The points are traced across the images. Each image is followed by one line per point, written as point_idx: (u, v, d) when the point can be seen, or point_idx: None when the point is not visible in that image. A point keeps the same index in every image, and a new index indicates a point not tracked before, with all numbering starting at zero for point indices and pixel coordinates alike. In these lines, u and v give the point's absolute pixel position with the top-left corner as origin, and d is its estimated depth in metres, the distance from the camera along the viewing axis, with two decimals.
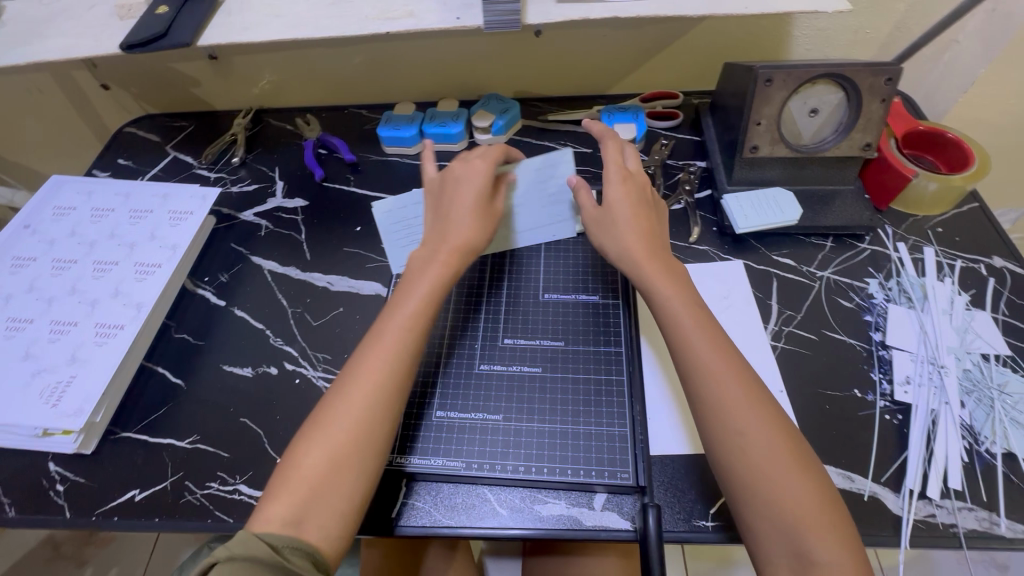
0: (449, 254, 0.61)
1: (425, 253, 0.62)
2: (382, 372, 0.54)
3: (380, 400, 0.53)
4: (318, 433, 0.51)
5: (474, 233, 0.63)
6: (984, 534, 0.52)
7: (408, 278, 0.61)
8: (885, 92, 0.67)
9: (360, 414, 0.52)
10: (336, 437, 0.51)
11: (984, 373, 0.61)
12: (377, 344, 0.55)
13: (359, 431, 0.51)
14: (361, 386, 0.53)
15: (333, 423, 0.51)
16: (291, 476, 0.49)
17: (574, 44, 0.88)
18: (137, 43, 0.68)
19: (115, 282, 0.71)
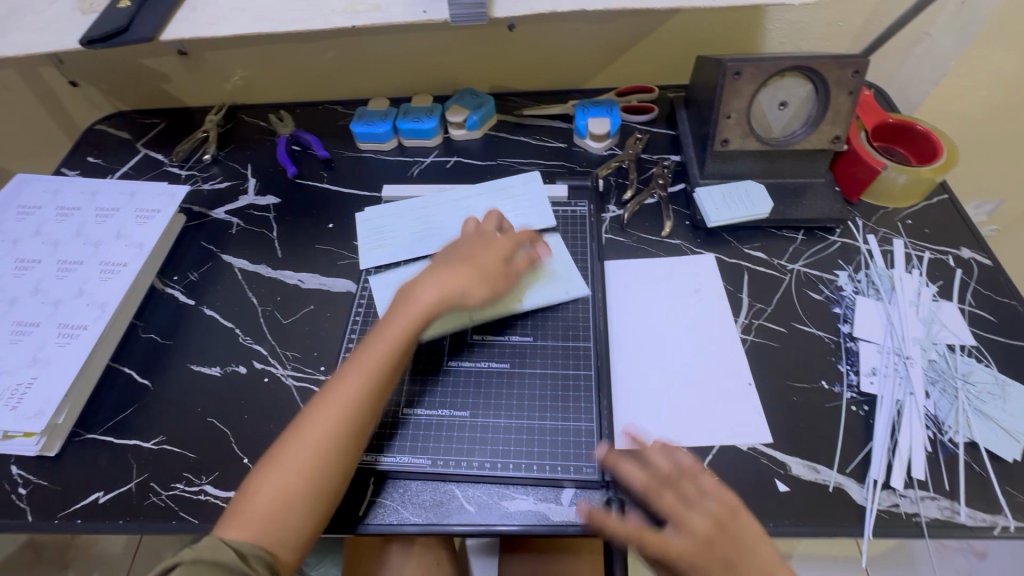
0: (432, 300, 0.61)
1: (412, 289, 0.63)
2: (347, 410, 0.54)
3: (341, 439, 0.53)
4: (279, 456, 0.52)
5: (465, 284, 0.62)
6: (946, 523, 0.53)
7: (390, 314, 0.61)
8: (853, 85, 0.67)
9: (318, 446, 0.52)
10: (293, 464, 0.52)
11: (949, 363, 0.61)
12: (349, 380, 0.56)
13: (316, 463, 0.52)
14: (323, 419, 0.53)
15: (292, 450, 0.52)
16: (250, 498, 0.51)
17: (548, 38, 0.88)
18: (99, 38, 0.67)
19: (79, 282, 0.69)
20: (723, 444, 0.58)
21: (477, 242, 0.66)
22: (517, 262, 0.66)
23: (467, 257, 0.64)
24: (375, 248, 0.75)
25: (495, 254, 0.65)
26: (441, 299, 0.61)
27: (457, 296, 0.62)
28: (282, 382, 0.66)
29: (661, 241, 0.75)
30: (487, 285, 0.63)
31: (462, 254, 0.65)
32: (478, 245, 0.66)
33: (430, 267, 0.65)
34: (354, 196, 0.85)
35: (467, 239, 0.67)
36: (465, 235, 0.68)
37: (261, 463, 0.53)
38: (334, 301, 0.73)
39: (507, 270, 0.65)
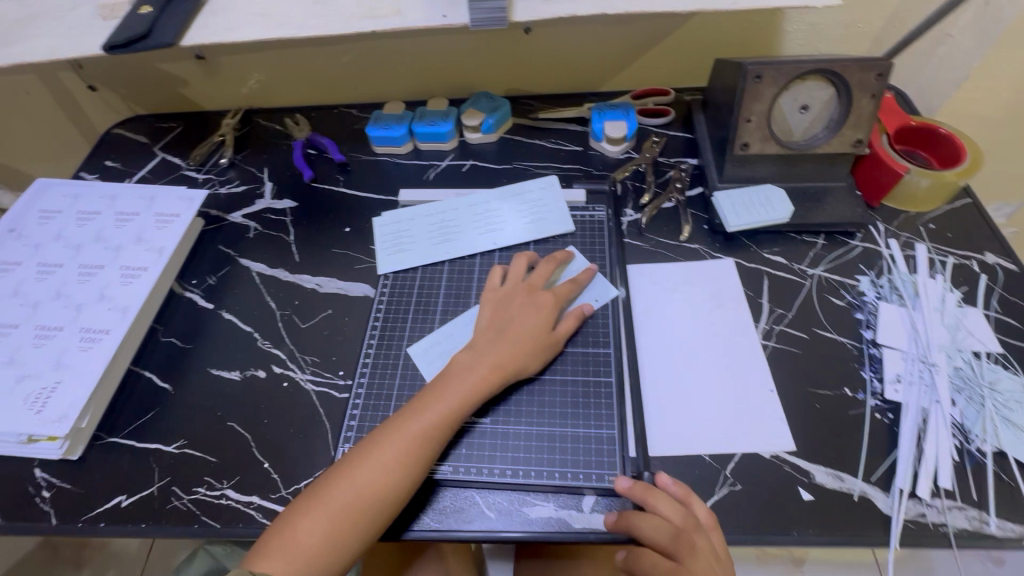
0: (493, 370, 0.59)
1: (471, 354, 0.60)
2: (395, 469, 0.53)
3: (385, 499, 0.52)
4: (320, 502, 0.51)
5: (524, 358, 0.60)
6: (974, 533, 0.52)
7: (449, 374, 0.59)
8: (876, 88, 0.66)
9: (362, 504, 0.51)
10: (334, 514, 0.51)
11: (975, 371, 0.60)
12: (401, 437, 0.54)
13: (357, 518, 0.51)
14: (370, 474, 0.52)
15: (334, 500, 0.51)
16: (286, 539, 0.50)
17: (564, 41, 0.88)
18: (120, 44, 0.67)
19: (101, 286, 0.70)
20: (745, 451, 0.58)
21: (537, 305, 0.64)
22: (566, 324, 0.64)
23: (526, 324, 0.62)
24: (395, 253, 0.76)
25: (548, 322, 0.63)
26: (500, 374, 0.59)
27: (515, 370, 0.60)
28: (301, 386, 0.67)
29: (680, 246, 0.75)
30: (539, 358, 0.61)
31: (521, 319, 0.62)
32: (537, 310, 0.63)
33: (487, 329, 0.63)
34: (370, 200, 0.85)
35: (520, 296, 0.65)
36: (515, 287, 0.66)
37: (300, 505, 0.52)
38: (352, 306, 0.73)
39: (557, 339, 0.63)
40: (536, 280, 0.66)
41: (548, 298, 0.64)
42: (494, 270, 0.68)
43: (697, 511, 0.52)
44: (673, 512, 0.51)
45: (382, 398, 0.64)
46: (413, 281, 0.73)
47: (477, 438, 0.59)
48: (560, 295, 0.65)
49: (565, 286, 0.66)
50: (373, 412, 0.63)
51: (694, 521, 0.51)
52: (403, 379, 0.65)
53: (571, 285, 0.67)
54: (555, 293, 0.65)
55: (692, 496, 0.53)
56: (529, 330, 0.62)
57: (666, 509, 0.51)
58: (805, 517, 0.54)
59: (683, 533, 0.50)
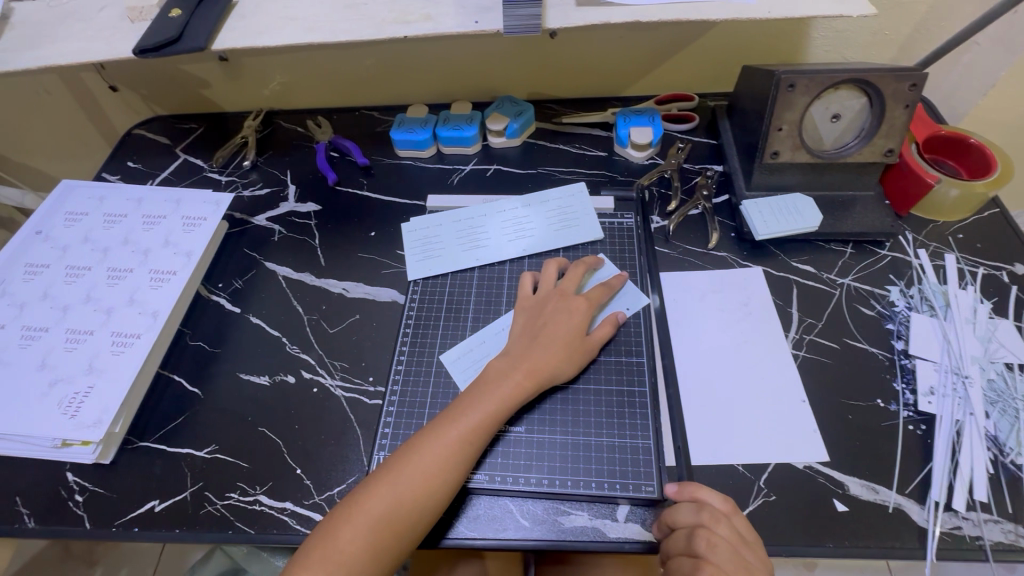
0: (528, 377, 0.59)
1: (505, 361, 0.60)
2: (434, 476, 0.53)
3: (425, 507, 0.52)
4: (360, 510, 0.51)
5: (559, 364, 0.60)
6: (1010, 547, 0.52)
7: (484, 381, 0.59)
8: (909, 98, 0.66)
9: (402, 512, 0.51)
10: (375, 522, 0.51)
11: (1009, 383, 0.60)
12: (439, 443, 0.54)
13: (398, 526, 0.51)
14: (410, 482, 0.52)
15: (374, 507, 0.51)
16: (326, 547, 0.50)
17: (589, 45, 0.87)
18: (151, 48, 0.67)
19: (130, 290, 0.70)
20: (778, 462, 0.58)
21: (570, 311, 0.64)
22: (600, 329, 0.64)
23: (560, 330, 0.62)
24: (423, 259, 0.76)
25: (582, 327, 0.63)
26: (535, 381, 0.59)
27: (550, 376, 0.60)
28: (331, 392, 0.67)
29: (707, 253, 0.75)
30: (574, 364, 0.61)
31: (555, 325, 0.62)
32: (571, 316, 0.63)
33: (521, 336, 0.63)
34: (395, 204, 0.85)
35: (552, 302, 0.65)
36: (547, 293, 0.66)
37: (339, 512, 0.52)
38: (380, 311, 0.73)
39: (591, 344, 0.63)
40: (567, 285, 0.67)
41: (581, 303, 0.65)
42: (525, 276, 0.69)
43: (710, 500, 0.52)
44: (690, 514, 0.51)
45: (415, 407, 0.64)
46: (441, 288, 0.73)
47: (511, 446, 0.59)
48: (593, 300, 0.65)
49: (598, 291, 0.66)
50: (407, 420, 0.63)
51: (709, 511, 0.51)
52: (436, 388, 0.65)
53: (604, 289, 0.67)
54: (588, 298, 0.65)
55: (702, 488, 0.53)
56: (562, 332, 0.62)
57: (684, 515, 0.51)
58: (840, 529, 0.54)
59: (703, 528, 0.50)
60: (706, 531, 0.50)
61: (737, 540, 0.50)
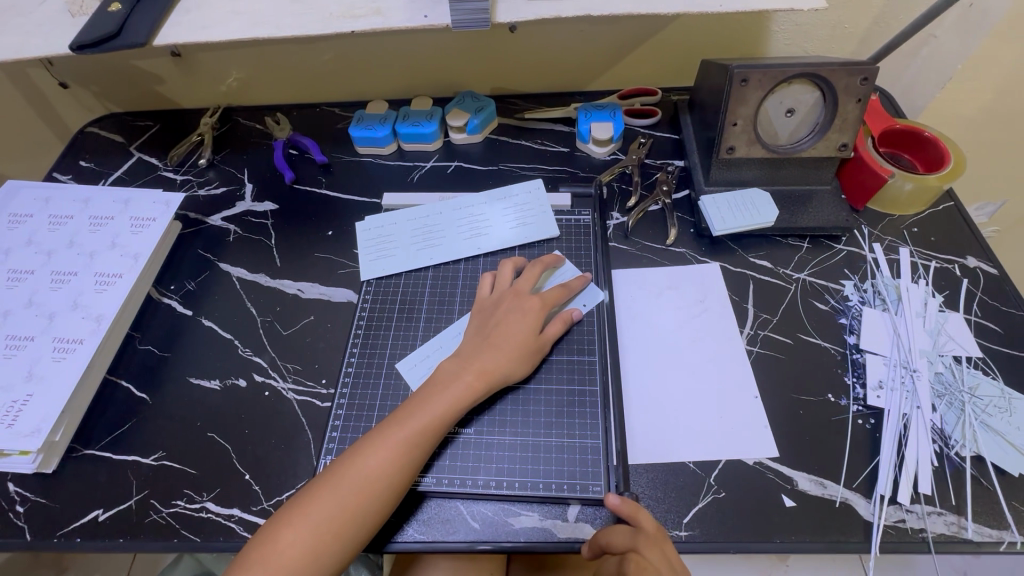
0: (478, 378, 0.58)
1: (456, 362, 0.60)
2: (379, 479, 0.52)
3: (369, 510, 0.51)
4: (302, 515, 0.50)
5: (509, 364, 0.60)
6: (952, 538, 0.53)
7: (434, 383, 0.58)
8: (861, 92, 0.66)
9: (345, 516, 0.50)
10: (317, 526, 0.50)
11: (956, 376, 0.61)
12: (385, 446, 0.53)
13: (340, 531, 0.50)
14: (354, 486, 0.51)
15: (317, 512, 0.50)
16: (266, 553, 0.49)
17: (549, 39, 0.86)
18: (89, 44, 0.65)
19: (74, 294, 0.68)
20: (728, 459, 0.58)
21: (523, 311, 0.63)
22: (553, 326, 0.64)
23: (512, 330, 0.61)
24: (377, 259, 0.75)
25: (535, 327, 0.62)
26: (486, 381, 0.58)
27: (501, 377, 0.59)
28: (283, 396, 0.65)
29: (666, 250, 0.74)
30: (526, 364, 0.61)
31: (507, 325, 0.62)
32: (524, 316, 0.62)
33: (473, 337, 0.62)
34: (354, 203, 0.83)
35: (506, 302, 0.64)
36: (502, 293, 0.65)
37: (281, 517, 0.51)
38: (335, 312, 0.72)
39: (544, 342, 0.62)
40: (523, 285, 0.66)
41: (535, 302, 0.64)
42: (483, 277, 0.68)
43: (646, 523, 0.50)
44: (625, 539, 0.49)
45: (364, 409, 0.63)
46: (396, 288, 0.72)
47: (461, 448, 0.58)
48: (548, 300, 0.65)
49: (553, 291, 0.66)
50: (356, 422, 0.62)
51: (644, 537, 0.49)
52: (386, 390, 0.64)
53: (562, 290, 0.66)
54: (542, 298, 0.65)
55: (640, 510, 0.51)
56: (516, 334, 0.61)
57: (618, 539, 0.50)
58: (787, 526, 0.54)
59: (634, 553, 0.48)
60: (637, 555, 0.48)
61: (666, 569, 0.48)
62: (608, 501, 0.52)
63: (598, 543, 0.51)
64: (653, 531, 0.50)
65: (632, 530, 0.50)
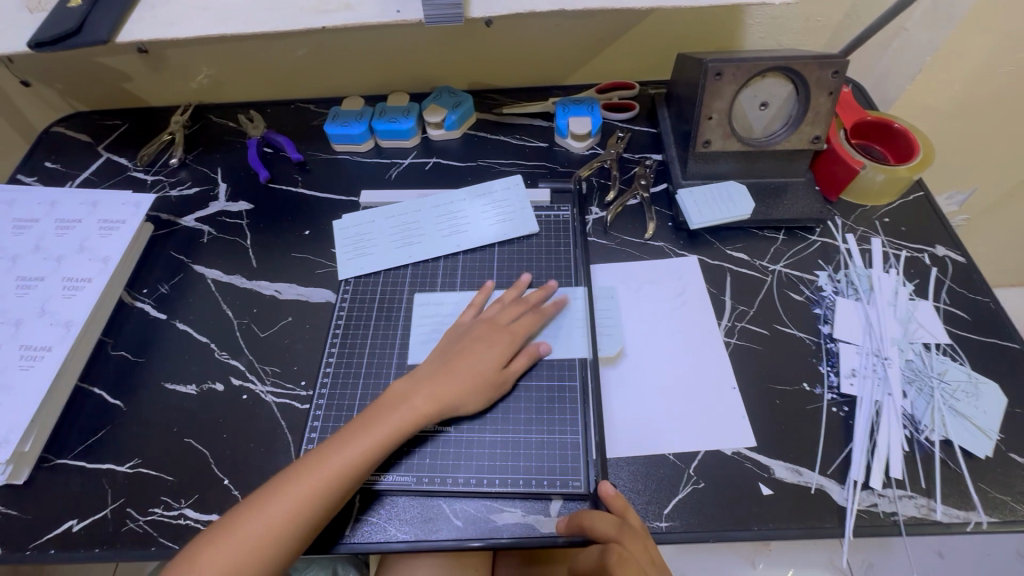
0: (430, 403, 0.57)
1: (412, 383, 0.59)
2: (330, 480, 0.52)
3: (315, 509, 0.51)
4: (253, 509, 0.51)
5: (462, 393, 0.58)
6: (922, 520, 0.54)
7: (397, 393, 0.58)
8: (833, 84, 0.66)
9: (291, 513, 0.50)
10: (264, 521, 0.50)
11: (925, 362, 0.62)
12: (343, 451, 0.53)
13: (284, 529, 0.50)
14: (305, 484, 0.52)
15: (266, 507, 0.51)
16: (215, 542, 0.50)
17: (526, 33, 0.85)
18: (48, 41, 0.63)
19: (41, 300, 0.66)
20: (707, 450, 0.59)
21: (490, 343, 0.61)
22: (517, 361, 0.61)
23: (495, 340, 0.62)
24: (355, 258, 0.74)
25: (518, 339, 0.62)
26: (436, 407, 0.57)
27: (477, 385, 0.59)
28: (262, 399, 0.65)
29: (645, 244, 0.75)
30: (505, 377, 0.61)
31: (469, 355, 0.60)
32: (490, 347, 0.61)
33: (434, 361, 0.61)
34: (331, 201, 0.82)
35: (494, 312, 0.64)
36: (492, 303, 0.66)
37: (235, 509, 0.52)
38: (313, 312, 0.71)
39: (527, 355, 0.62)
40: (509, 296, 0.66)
41: (504, 335, 0.62)
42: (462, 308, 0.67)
43: (632, 521, 0.51)
44: (610, 527, 0.50)
45: (343, 410, 0.62)
46: (375, 287, 0.72)
47: (439, 447, 0.59)
48: (518, 333, 0.63)
49: (527, 321, 0.64)
50: (335, 423, 0.61)
51: (629, 530, 0.50)
52: (366, 391, 0.64)
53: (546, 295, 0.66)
54: (513, 330, 0.63)
55: (629, 508, 0.52)
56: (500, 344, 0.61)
57: (603, 525, 0.50)
58: (764, 514, 0.55)
59: (616, 544, 0.49)
60: (618, 547, 0.49)
61: (648, 563, 0.49)
62: (601, 487, 0.54)
63: (579, 520, 0.52)
64: (637, 529, 0.51)
65: (617, 520, 0.51)
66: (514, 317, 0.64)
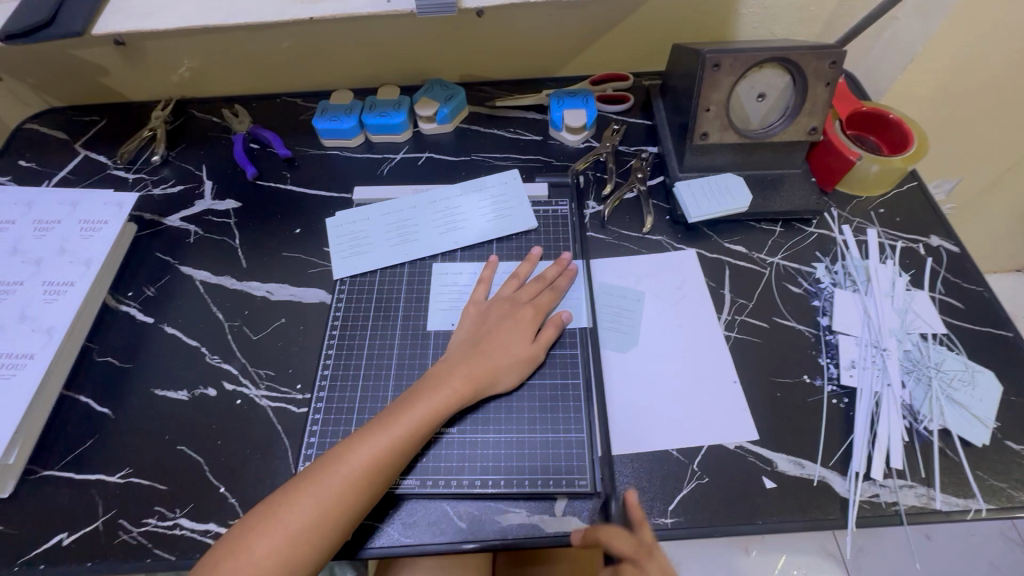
0: (466, 384, 0.57)
1: (444, 366, 0.59)
2: (359, 486, 0.50)
3: (345, 517, 0.49)
4: (276, 522, 0.48)
5: (497, 372, 0.59)
6: (922, 509, 0.55)
7: (418, 389, 0.57)
8: (830, 75, 0.66)
9: (319, 525, 0.48)
10: (290, 535, 0.48)
11: (923, 353, 0.63)
12: (356, 460, 0.51)
13: (316, 538, 0.48)
14: (333, 491, 0.49)
15: (292, 519, 0.48)
16: (238, 561, 0.47)
17: (518, 23, 0.84)
18: (19, 34, 0.60)
19: (20, 305, 0.64)
20: (710, 445, 0.59)
21: (516, 319, 0.62)
22: (544, 333, 0.62)
23: (504, 339, 0.60)
24: (351, 257, 0.72)
25: (527, 336, 0.61)
26: (472, 387, 0.57)
27: (487, 382, 0.58)
28: (256, 403, 0.63)
29: (643, 238, 0.74)
30: (515, 373, 0.60)
31: (500, 335, 0.61)
32: (517, 324, 0.62)
33: (462, 344, 0.61)
34: (321, 198, 0.80)
35: (499, 309, 0.63)
36: (495, 300, 0.64)
37: (253, 522, 0.49)
38: (307, 313, 0.69)
39: (538, 350, 0.61)
40: (514, 293, 0.65)
41: (528, 311, 0.63)
42: (482, 284, 0.67)
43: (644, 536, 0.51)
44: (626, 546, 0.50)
45: (343, 412, 0.61)
46: (371, 286, 0.70)
47: (444, 448, 0.58)
48: (540, 306, 0.64)
49: (549, 296, 0.65)
50: (334, 426, 0.60)
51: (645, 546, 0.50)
52: (365, 393, 0.62)
53: (553, 293, 0.65)
54: (534, 306, 0.64)
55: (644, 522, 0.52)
56: (511, 341, 0.60)
57: (618, 544, 0.50)
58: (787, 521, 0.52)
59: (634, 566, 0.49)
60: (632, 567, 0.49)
61: None
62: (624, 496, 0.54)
63: (595, 536, 0.51)
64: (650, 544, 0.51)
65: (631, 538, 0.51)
66: (534, 294, 0.65)
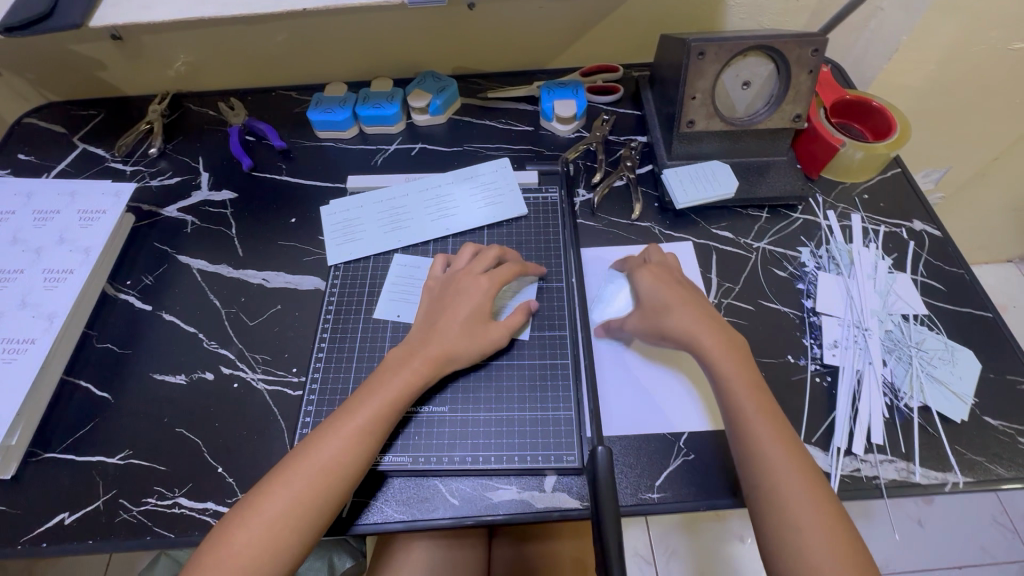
0: (426, 364, 0.58)
1: (405, 350, 0.59)
2: (333, 471, 0.51)
3: (327, 500, 0.51)
4: (254, 513, 0.49)
5: (454, 347, 0.59)
6: (903, 483, 0.56)
7: (381, 372, 0.58)
8: (812, 63, 0.68)
9: (297, 511, 0.49)
10: (270, 524, 0.49)
11: (904, 332, 0.65)
12: (326, 447, 0.52)
13: (296, 525, 0.49)
14: (308, 479, 0.50)
15: (270, 509, 0.49)
16: (220, 553, 0.48)
17: (509, 16, 0.85)
18: (19, 25, 0.61)
19: (21, 293, 0.65)
20: (696, 422, 0.60)
21: (468, 291, 0.62)
22: (511, 319, 0.63)
23: (458, 313, 0.61)
24: (345, 244, 0.74)
25: (482, 306, 0.61)
26: (432, 365, 0.58)
27: (447, 358, 0.59)
28: (253, 386, 0.64)
29: (632, 225, 0.76)
30: (474, 347, 0.60)
31: (454, 310, 0.61)
32: (471, 296, 0.62)
33: (420, 325, 0.61)
34: (316, 188, 0.81)
35: (455, 284, 0.63)
36: (452, 275, 0.65)
37: (233, 517, 0.50)
38: (302, 300, 0.71)
39: (500, 325, 0.62)
40: (472, 265, 0.65)
41: (482, 280, 0.63)
42: (440, 261, 0.68)
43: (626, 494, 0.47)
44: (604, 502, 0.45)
45: (337, 394, 0.63)
46: (365, 272, 0.72)
47: (434, 425, 0.59)
48: (496, 276, 0.64)
49: (507, 269, 0.64)
50: (330, 406, 0.62)
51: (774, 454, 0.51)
52: (358, 373, 0.64)
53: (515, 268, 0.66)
54: (490, 275, 0.63)
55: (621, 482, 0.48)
56: (463, 314, 0.61)
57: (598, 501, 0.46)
58: (826, 518, 0.47)
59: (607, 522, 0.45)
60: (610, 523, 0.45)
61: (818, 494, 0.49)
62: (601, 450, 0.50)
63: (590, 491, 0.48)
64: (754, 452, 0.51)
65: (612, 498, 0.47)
66: (489, 264, 0.65)
